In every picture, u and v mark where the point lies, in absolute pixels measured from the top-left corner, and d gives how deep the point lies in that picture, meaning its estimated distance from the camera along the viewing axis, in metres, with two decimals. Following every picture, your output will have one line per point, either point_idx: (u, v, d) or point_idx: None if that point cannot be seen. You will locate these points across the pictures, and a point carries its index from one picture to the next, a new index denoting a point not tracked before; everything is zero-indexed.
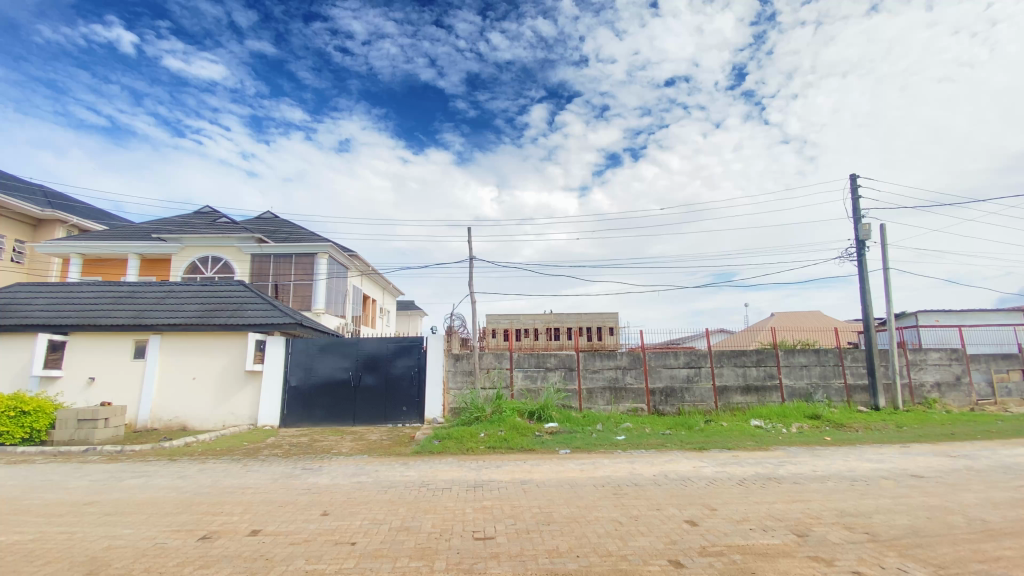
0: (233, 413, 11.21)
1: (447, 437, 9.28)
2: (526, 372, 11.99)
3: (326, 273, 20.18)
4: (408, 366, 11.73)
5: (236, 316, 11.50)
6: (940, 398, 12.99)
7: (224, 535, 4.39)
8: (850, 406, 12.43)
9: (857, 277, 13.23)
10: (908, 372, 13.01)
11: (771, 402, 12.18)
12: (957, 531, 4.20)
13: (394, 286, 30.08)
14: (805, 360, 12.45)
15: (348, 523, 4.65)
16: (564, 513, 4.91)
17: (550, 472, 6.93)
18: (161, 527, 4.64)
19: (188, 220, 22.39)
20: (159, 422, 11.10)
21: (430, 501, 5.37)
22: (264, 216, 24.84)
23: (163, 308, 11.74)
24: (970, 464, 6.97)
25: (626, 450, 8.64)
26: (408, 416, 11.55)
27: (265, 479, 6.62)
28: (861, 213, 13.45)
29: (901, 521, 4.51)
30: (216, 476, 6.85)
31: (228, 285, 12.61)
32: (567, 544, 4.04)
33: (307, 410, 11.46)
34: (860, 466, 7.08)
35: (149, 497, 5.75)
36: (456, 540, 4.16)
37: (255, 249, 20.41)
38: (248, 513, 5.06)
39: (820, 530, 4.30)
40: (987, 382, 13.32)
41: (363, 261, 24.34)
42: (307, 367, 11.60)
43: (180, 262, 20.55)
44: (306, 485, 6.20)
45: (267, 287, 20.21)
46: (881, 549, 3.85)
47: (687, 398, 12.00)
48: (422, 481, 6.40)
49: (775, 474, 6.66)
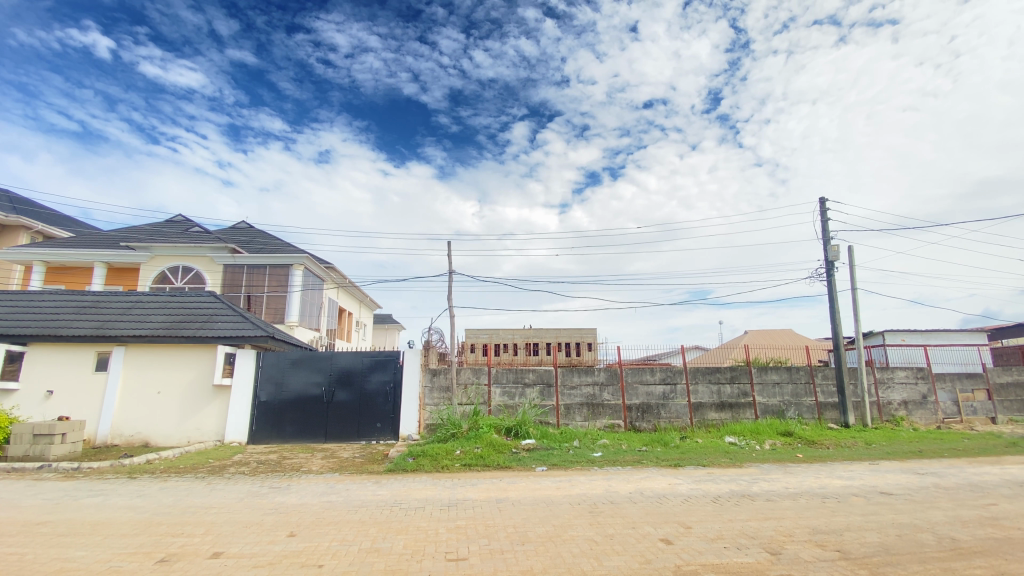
0: (199, 429, 10.79)
1: (421, 454, 9.08)
2: (505, 388, 11.92)
3: (301, 285, 19.84)
4: (383, 381, 11.52)
5: (204, 328, 11.14)
6: (908, 416, 13.36)
7: (183, 558, 4.19)
8: (821, 423, 12.69)
9: (826, 297, 13.60)
10: (876, 391, 13.39)
11: (745, 419, 12.35)
12: (927, 549, 4.29)
13: (371, 299, 29.79)
14: (777, 378, 12.70)
15: (315, 544, 4.50)
16: (538, 532, 4.85)
17: (526, 490, 6.85)
18: (116, 550, 4.39)
19: (159, 228, 21.82)
20: (120, 438, 10.62)
21: (402, 522, 5.23)
22: (238, 226, 24.37)
23: (128, 319, 11.32)
24: (937, 482, 7.15)
25: (603, 467, 8.63)
26: (382, 433, 11.32)
27: (230, 499, 6.35)
28: (830, 234, 13.89)
29: (871, 538, 4.60)
30: (177, 495, 6.54)
31: (198, 296, 12.27)
32: (542, 565, 3.96)
33: (277, 427, 11.14)
34: (830, 483, 7.20)
35: (106, 517, 5.45)
36: (428, 561, 4.05)
37: (227, 259, 19.97)
38: (210, 534, 4.84)
39: (791, 548, 4.32)
40: (953, 402, 13.71)
41: (340, 273, 24.03)
42: (278, 382, 11.30)
43: (149, 271, 19.93)
44: (273, 505, 5.98)
45: (239, 298, 19.74)
46: (852, 568, 3.90)
47: (663, 415, 12.08)
48: (395, 500, 6.21)
49: (749, 491, 6.72)
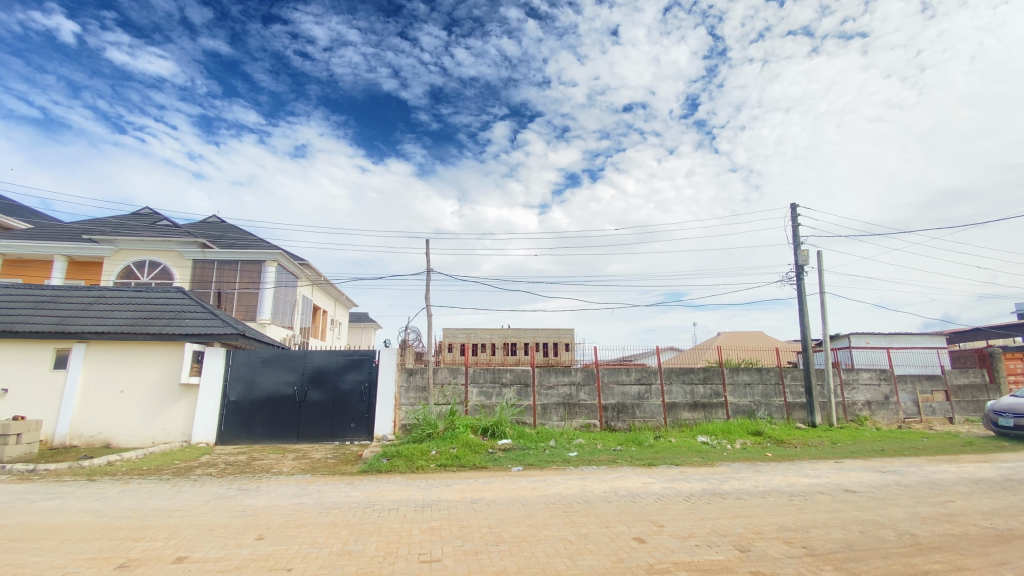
0: (165, 429, 10.45)
1: (396, 454, 8.99)
2: (481, 388, 11.90)
3: (274, 281, 19.41)
4: (358, 381, 11.35)
5: (171, 325, 10.76)
6: (871, 416, 13.84)
7: (144, 563, 4.03)
8: (790, 422, 13.03)
9: (796, 301, 13.96)
10: (841, 391, 13.84)
11: (717, 418, 12.59)
12: (889, 545, 4.43)
13: (347, 297, 29.43)
14: (748, 379, 13.01)
15: (284, 548, 4.38)
16: (513, 532, 4.84)
17: (502, 490, 6.86)
18: (74, 555, 4.21)
19: (125, 221, 21.05)
20: (79, 439, 10.20)
21: (375, 523, 5.15)
22: (208, 220, 23.71)
23: (90, 315, 10.86)
24: (898, 480, 7.43)
25: (578, 467, 8.65)
26: (355, 433, 11.15)
27: (195, 502, 6.13)
28: (799, 239, 14.27)
29: (836, 534, 4.74)
30: (140, 498, 6.30)
31: (165, 292, 11.87)
32: (516, 565, 3.94)
33: (247, 427, 10.87)
34: (798, 481, 7.39)
35: (63, 522, 5.21)
36: (400, 563, 3.99)
37: (197, 254, 19.41)
38: (173, 538, 4.68)
39: (760, 546, 4.41)
40: (914, 402, 14.23)
41: (315, 270, 23.59)
42: (248, 380, 11.04)
43: (113, 266, 19.18)
44: (241, 507, 5.83)
45: (208, 294, 19.16)
46: (818, 564, 3.99)
47: (638, 414, 12.23)
48: (368, 502, 6.13)
49: (721, 489, 6.83)
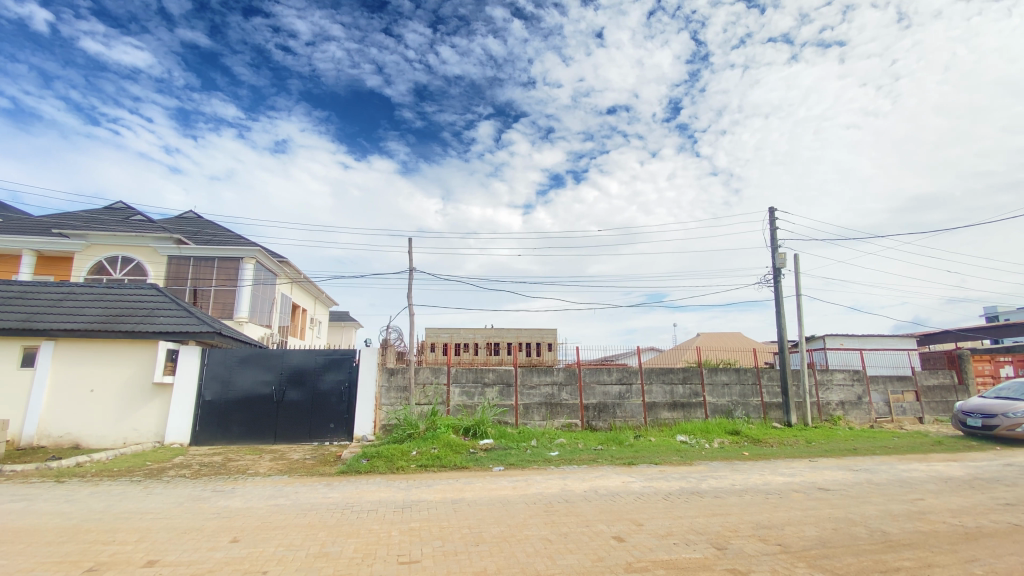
0: (137, 429, 10.17)
1: (376, 455, 8.90)
2: (463, 388, 11.85)
3: (252, 279, 19.06)
4: (337, 381, 11.20)
5: (145, 322, 10.47)
6: (844, 416, 14.19)
7: (113, 567, 3.91)
8: (766, 422, 13.29)
9: (773, 302, 14.24)
10: (816, 392, 14.16)
11: (696, 418, 12.76)
12: (861, 542, 4.54)
13: (327, 295, 29.05)
14: (727, 379, 13.22)
15: (259, 551, 4.29)
16: (494, 532, 4.83)
17: (483, 490, 6.84)
18: (39, 559, 4.06)
19: (97, 215, 20.43)
20: (47, 439, 9.86)
21: (353, 525, 5.09)
22: (185, 215, 23.17)
23: (60, 312, 10.51)
24: (869, 479, 7.63)
25: (559, 466, 8.68)
26: (335, 434, 11.00)
27: (168, 503, 5.99)
28: (777, 242, 14.55)
29: (810, 532, 4.84)
30: (109, 500, 6.10)
31: (138, 289, 11.56)
32: (496, 565, 3.93)
33: (223, 427, 10.65)
34: (773, 479, 7.55)
35: (28, 524, 5.03)
36: (379, 565, 3.95)
37: (172, 250, 18.95)
38: (144, 541, 4.55)
39: (737, 543, 4.49)
40: (885, 402, 14.63)
41: (294, 267, 23.22)
42: (224, 380, 10.81)
43: (83, 261, 18.58)
44: (215, 510, 5.69)
45: (183, 291, 18.72)
46: (792, 561, 4.07)
47: (619, 414, 12.33)
48: (347, 502, 6.05)
49: (699, 488, 6.94)
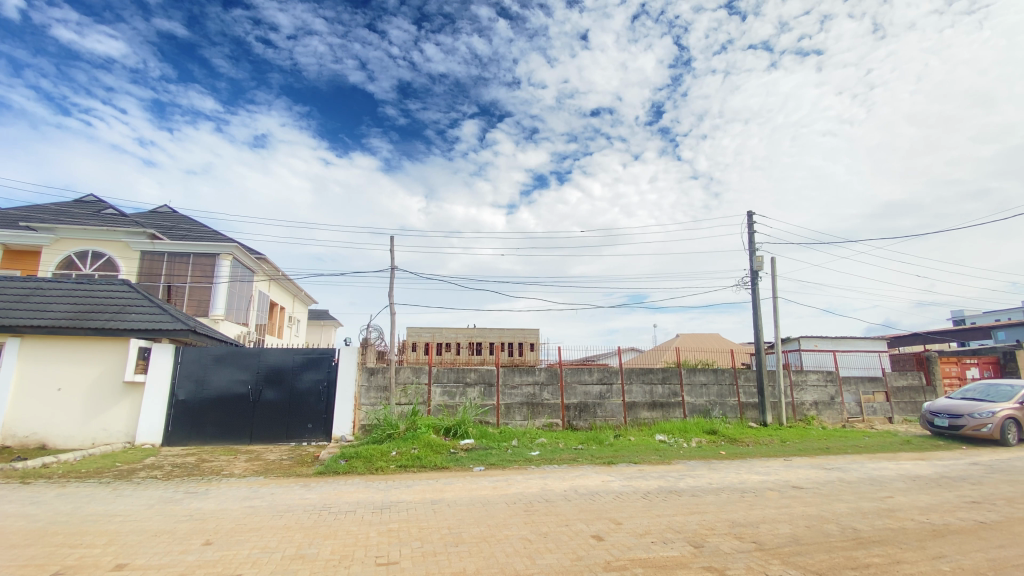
0: (107, 429, 9.86)
1: (355, 455, 8.80)
2: (445, 388, 11.80)
3: (228, 276, 18.68)
4: (316, 380, 11.03)
5: (115, 319, 10.16)
6: (818, 415, 14.53)
7: (80, 571, 3.78)
8: (742, 421, 13.54)
9: (750, 304, 14.51)
10: (790, 392, 14.49)
11: (674, 417, 12.92)
12: (833, 539, 4.66)
13: (306, 293, 28.61)
14: (705, 379, 13.43)
15: (234, 553, 4.21)
16: (473, 532, 4.81)
17: (463, 490, 6.81)
18: (1, 563, 3.91)
19: (66, 208, 19.75)
20: (11, 439, 9.49)
21: (330, 526, 5.02)
22: (159, 210, 22.55)
23: (25, 308, 10.13)
24: (841, 477, 7.84)
25: (539, 466, 8.71)
26: (313, 434, 10.83)
27: (139, 505, 5.82)
28: (755, 246, 14.82)
29: (783, 529, 4.94)
30: (76, 503, 5.90)
31: (109, 285, 11.20)
32: (475, 566, 3.93)
33: (197, 427, 10.41)
34: (748, 478, 7.69)
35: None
36: (357, 566, 3.90)
37: (146, 246, 18.46)
38: (113, 544, 4.42)
39: (713, 541, 4.55)
40: (857, 402, 15.03)
41: (272, 264, 22.82)
42: (198, 379, 10.56)
43: (51, 255, 17.94)
44: (188, 512, 5.55)
45: (157, 288, 18.23)
46: (766, 558, 4.16)
47: (599, 413, 12.42)
48: (324, 504, 5.96)
49: (676, 487, 7.02)
